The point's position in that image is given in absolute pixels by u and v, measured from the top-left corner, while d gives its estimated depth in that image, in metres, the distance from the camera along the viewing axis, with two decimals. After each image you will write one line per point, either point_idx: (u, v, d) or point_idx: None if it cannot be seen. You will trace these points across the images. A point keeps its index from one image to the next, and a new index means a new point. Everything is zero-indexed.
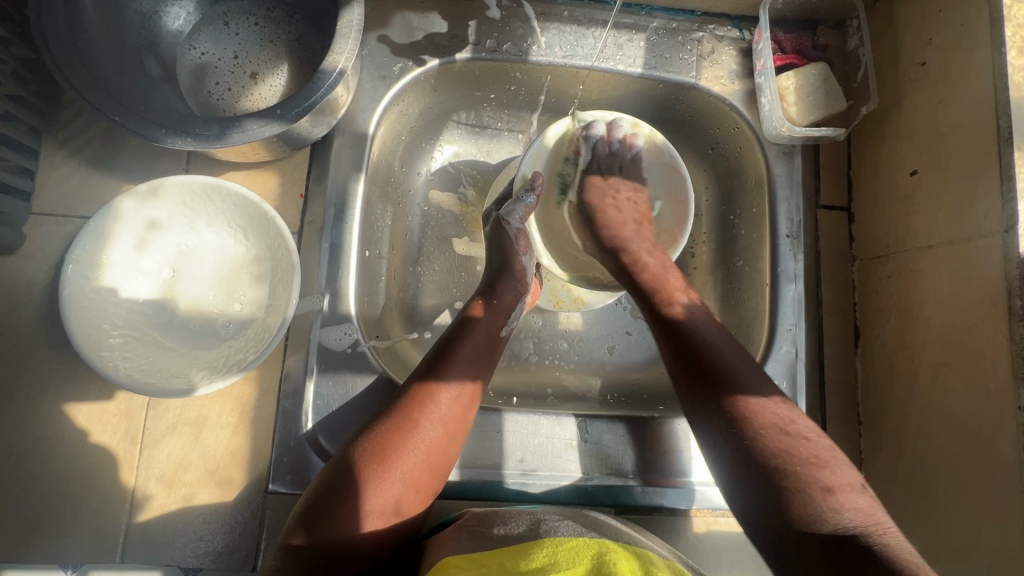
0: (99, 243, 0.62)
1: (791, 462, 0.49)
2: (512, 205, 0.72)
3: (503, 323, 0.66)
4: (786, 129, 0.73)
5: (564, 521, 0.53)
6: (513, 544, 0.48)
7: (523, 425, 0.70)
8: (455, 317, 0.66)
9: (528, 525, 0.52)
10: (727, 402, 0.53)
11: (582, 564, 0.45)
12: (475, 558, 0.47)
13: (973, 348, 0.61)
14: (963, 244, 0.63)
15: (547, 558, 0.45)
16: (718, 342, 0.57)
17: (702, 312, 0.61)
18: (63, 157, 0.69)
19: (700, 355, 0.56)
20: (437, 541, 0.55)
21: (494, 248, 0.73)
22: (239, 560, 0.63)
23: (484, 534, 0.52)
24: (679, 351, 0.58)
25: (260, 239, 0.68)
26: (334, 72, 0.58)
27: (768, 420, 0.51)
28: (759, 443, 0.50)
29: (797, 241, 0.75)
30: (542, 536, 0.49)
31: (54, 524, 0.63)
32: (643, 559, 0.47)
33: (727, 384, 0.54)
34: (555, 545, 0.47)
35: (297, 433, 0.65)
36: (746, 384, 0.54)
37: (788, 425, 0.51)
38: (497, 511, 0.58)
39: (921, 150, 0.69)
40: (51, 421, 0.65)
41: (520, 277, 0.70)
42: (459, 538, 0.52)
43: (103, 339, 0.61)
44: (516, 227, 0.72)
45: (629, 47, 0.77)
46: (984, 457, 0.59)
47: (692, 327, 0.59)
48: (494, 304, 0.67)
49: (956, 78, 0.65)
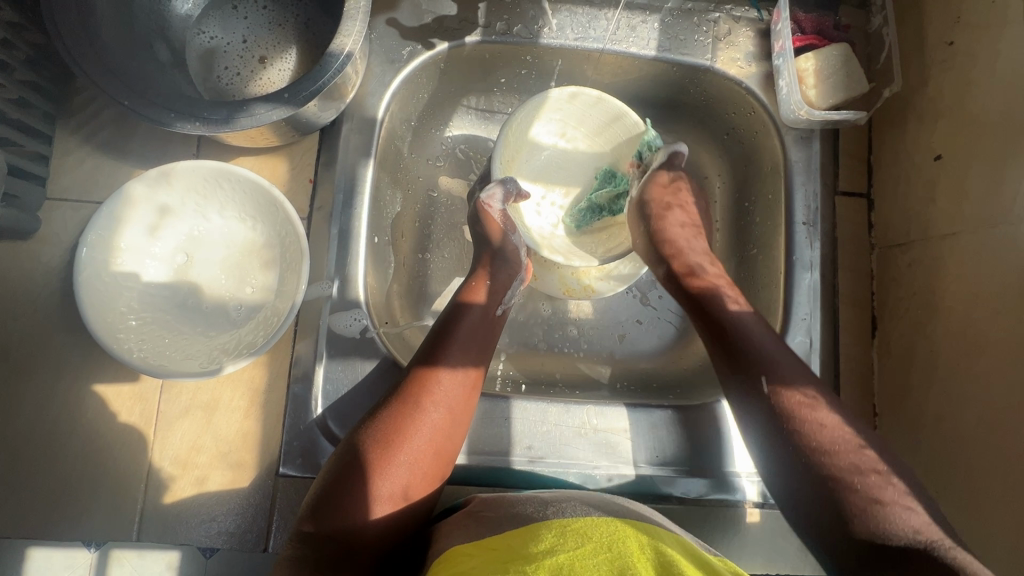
0: (112, 227, 0.63)
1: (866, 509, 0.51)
2: (495, 186, 0.69)
3: (497, 304, 0.68)
4: (804, 112, 0.71)
5: (572, 502, 0.53)
6: (522, 528, 0.48)
7: (531, 412, 0.69)
8: (448, 304, 0.67)
9: (539, 506, 0.52)
10: (780, 394, 0.57)
11: (590, 545, 0.44)
12: (483, 541, 0.48)
13: (994, 338, 0.59)
14: (988, 231, 0.61)
15: (554, 539, 0.45)
16: (782, 358, 0.60)
17: (753, 320, 0.63)
18: (76, 142, 0.70)
19: (774, 379, 0.58)
20: (443, 527, 0.56)
21: (478, 222, 0.71)
22: (251, 540, 0.64)
23: (494, 519, 0.51)
24: (733, 363, 0.61)
25: (269, 225, 0.68)
26: (341, 55, 0.57)
27: (812, 410, 0.56)
28: (807, 457, 0.55)
29: (814, 229, 0.73)
30: (551, 516, 0.49)
31: (71, 503, 0.64)
32: (651, 536, 0.47)
33: (780, 379, 0.58)
34: (563, 527, 0.47)
35: (307, 417, 0.65)
36: (783, 368, 0.59)
37: (852, 456, 0.53)
38: (507, 495, 0.57)
39: (945, 133, 0.67)
40: (69, 401, 0.66)
41: (514, 261, 0.71)
42: (467, 522, 0.53)
43: (120, 322, 0.62)
44: (499, 208, 0.70)
45: (643, 29, 0.75)
46: (1001, 448, 0.57)
47: (748, 342, 0.61)
48: (489, 287, 0.68)
49: (986, 57, 0.62)
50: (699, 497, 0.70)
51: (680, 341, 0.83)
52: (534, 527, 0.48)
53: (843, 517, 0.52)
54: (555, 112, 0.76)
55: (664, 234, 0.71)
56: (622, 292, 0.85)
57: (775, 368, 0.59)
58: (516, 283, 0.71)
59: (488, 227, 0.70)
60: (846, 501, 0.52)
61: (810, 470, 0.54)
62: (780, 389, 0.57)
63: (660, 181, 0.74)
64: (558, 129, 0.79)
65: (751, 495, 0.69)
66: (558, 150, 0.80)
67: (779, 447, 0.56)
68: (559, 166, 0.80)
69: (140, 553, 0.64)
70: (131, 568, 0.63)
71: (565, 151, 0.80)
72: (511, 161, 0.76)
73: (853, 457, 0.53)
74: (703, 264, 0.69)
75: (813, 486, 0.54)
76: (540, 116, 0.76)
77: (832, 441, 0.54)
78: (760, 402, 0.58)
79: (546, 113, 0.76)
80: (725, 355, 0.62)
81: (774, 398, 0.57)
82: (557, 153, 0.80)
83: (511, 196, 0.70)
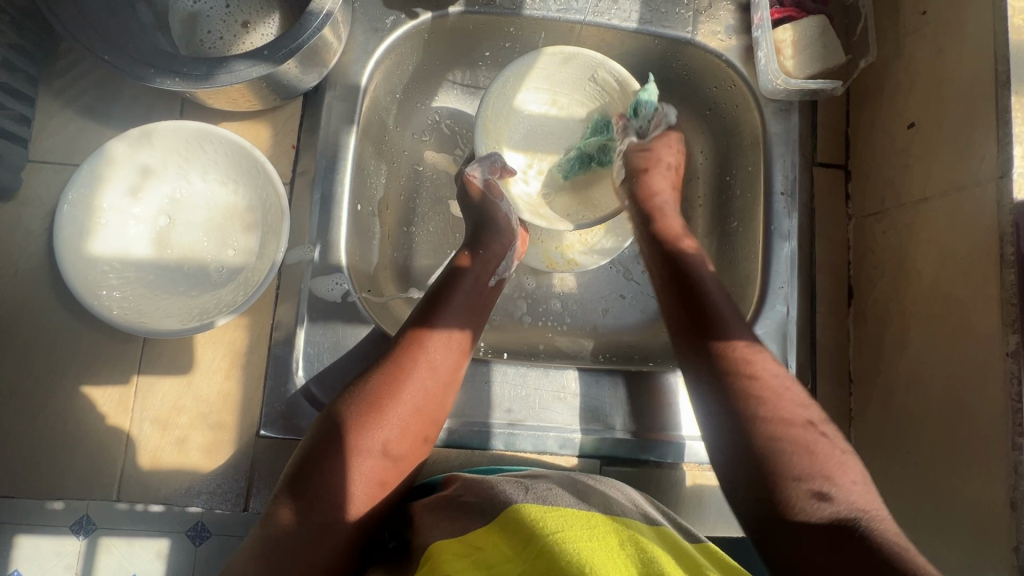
0: (93, 187, 0.63)
1: (802, 472, 0.50)
2: (479, 160, 0.71)
3: (491, 274, 0.68)
4: (781, 81, 0.73)
5: (550, 487, 0.53)
6: (504, 515, 0.49)
7: (511, 377, 0.70)
8: (443, 270, 0.68)
9: (519, 489, 0.52)
10: (719, 334, 0.58)
11: (570, 530, 0.46)
12: (468, 539, 0.47)
13: (964, 299, 0.60)
14: (957, 194, 0.62)
15: (537, 527, 0.46)
16: (738, 332, 0.58)
17: (727, 300, 0.61)
18: (60, 106, 0.70)
19: (707, 311, 0.59)
20: (420, 513, 0.54)
21: (466, 199, 0.73)
22: (231, 501, 0.64)
23: (475, 506, 0.51)
24: (680, 297, 0.62)
25: (251, 189, 0.68)
26: (321, 14, 0.58)
27: (746, 355, 0.56)
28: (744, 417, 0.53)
29: (792, 199, 0.74)
30: (529, 500, 0.50)
31: (51, 462, 0.64)
32: (631, 529, 0.47)
33: (716, 316, 0.59)
34: (544, 512, 0.48)
35: (288, 380, 0.66)
36: (719, 306, 0.60)
37: (787, 409, 0.53)
38: (483, 477, 0.57)
39: (918, 102, 0.68)
40: (50, 362, 0.66)
41: (506, 232, 0.71)
42: (451, 517, 0.51)
43: (102, 280, 0.63)
44: (484, 178, 0.72)
45: (625, 1, 0.76)
46: (971, 406, 0.58)
47: (709, 303, 0.60)
48: (481, 256, 0.68)
49: (957, 25, 0.63)
50: (677, 461, 0.71)
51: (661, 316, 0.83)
52: (514, 514, 0.48)
53: (778, 494, 0.50)
54: (540, 83, 0.77)
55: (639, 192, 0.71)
56: (606, 266, 0.86)
57: (713, 303, 0.60)
58: (508, 256, 0.71)
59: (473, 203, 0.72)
60: (786, 465, 0.50)
61: (750, 434, 0.52)
62: (719, 327, 0.58)
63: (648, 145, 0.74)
64: (545, 98, 0.79)
65: None
66: (542, 116, 0.79)
67: (714, 389, 0.56)
68: (542, 133, 0.79)
69: (129, 542, 0.63)
70: (120, 557, 0.63)
71: (551, 117, 0.79)
72: (497, 136, 0.76)
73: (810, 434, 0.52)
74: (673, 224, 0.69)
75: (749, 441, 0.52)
76: (523, 89, 0.77)
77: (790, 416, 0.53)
78: (697, 340, 0.58)
79: (536, 79, 0.76)
80: (678, 293, 0.62)
81: (737, 368, 0.56)
82: (548, 123, 0.79)
83: (496, 169, 0.72)
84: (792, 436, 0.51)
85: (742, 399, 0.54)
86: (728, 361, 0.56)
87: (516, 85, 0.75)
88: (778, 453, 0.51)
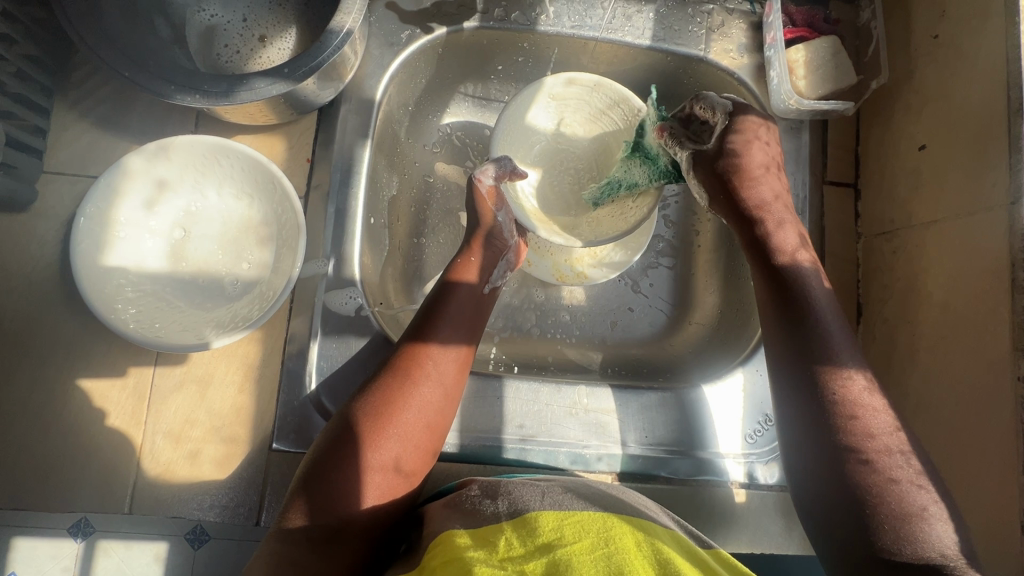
0: (111, 200, 0.64)
1: (895, 494, 0.49)
2: (487, 165, 0.69)
3: (484, 281, 0.68)
4: (794, 101, 0.73)
5: (567, 494, 0.52)
6: (518, 518, 0.48)
7: (523, 393, 0.70)
8: (437, 283, 0.67)
9: (534, 496, 0.52)
10: (823, 338, 0.56)
11: (586, 540, 0.45)
12: (479, 533, 0.48)
13: (975, 321, 0.61)
14: (969, 217, 0.63)
15: (552, 534, 0.46)
16: (851, 366, 0.55)
17: (851, 347, 0.57)
18: (74, 117, 0.70)
19: (809, 313, 0.58)
20: (433, 510, 0.55)
21: (471, 203, 0.71)
22: (243, 514, 0.64)
23: (490, 508, 0.51)
24: (775, 295, 0.60)
25: (265, 203, 0.68)
26: (342, 32, 0.58)
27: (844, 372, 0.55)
28: (843, 436, 0.52)
29: (802, 217, 0.75)
30: (546, 508, 0.49)
31: (63, 474, 0.64)
32: (647, 533, 0.47)
33: (818, 320, 0.58)
34: (559, 520, 0.47)
35: (301, 393, 0.66)
36: (823, 313, 0.58)
37: (873, 425, 0.53)
38: (503, 481, 0.57)
39: (929, 124, 0.68)
40: (63, 374, 0.66)
41: (500, 238, 0.70)
42: (460, 511, 0.53)
43: (118, 293, 0.63)
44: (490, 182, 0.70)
45: (638, 19, 0.77)
46: (981, 427, 0.59)
47: (812, 306, 0.58)
48: (473, 263, 0.68)
49: (969, 50, 0.64)
50: (688, 477, 0.71)
51: (670, 329, 0.84)
52: (526, 521, 0.48)
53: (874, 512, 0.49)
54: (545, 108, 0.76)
55: (744, 199, 0.65)
56: (615, 280, 0.85)
57: (811, 308, 0.58)
58: (502, 263, 0.71)
59: (478, 209, 0.70)
60: (885, 487, 0.50)
61: (842, 450, 0.52)
62: (818, 331, 0.57)
63: (740, 126, 0.66)
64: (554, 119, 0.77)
65: (738, 476, 0.71)
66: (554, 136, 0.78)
67: (807, 390, 0.55)
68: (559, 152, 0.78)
69: (127, 544, 0.63)
70: (119, 560, 0.63)
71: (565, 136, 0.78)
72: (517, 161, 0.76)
73: (899, 467, 0.51)
74: (785, 231, 0.64)
75: (828, 452, 0.53)
76: (529, 117, 0.76)
77: (882, 453, 0.51)
78: (797, 339, 0.57)
79: (541, 104, 0.75)
80: (774, 289, 0.61)
81: (845, 420, 0.53)
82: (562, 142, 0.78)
83: (505, 174, 0.70)
84: (880, 457, 0.51)
85: (840, 405, 0.53)
86: (840, 410, 0.53)
87: (522, 116, 0.75)
88: (872, 474, 0.50)
